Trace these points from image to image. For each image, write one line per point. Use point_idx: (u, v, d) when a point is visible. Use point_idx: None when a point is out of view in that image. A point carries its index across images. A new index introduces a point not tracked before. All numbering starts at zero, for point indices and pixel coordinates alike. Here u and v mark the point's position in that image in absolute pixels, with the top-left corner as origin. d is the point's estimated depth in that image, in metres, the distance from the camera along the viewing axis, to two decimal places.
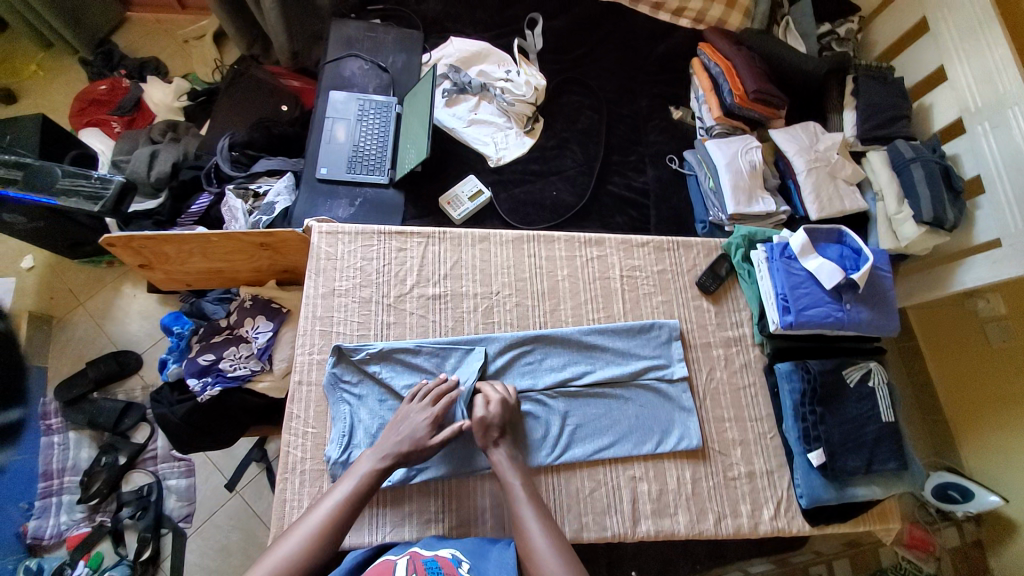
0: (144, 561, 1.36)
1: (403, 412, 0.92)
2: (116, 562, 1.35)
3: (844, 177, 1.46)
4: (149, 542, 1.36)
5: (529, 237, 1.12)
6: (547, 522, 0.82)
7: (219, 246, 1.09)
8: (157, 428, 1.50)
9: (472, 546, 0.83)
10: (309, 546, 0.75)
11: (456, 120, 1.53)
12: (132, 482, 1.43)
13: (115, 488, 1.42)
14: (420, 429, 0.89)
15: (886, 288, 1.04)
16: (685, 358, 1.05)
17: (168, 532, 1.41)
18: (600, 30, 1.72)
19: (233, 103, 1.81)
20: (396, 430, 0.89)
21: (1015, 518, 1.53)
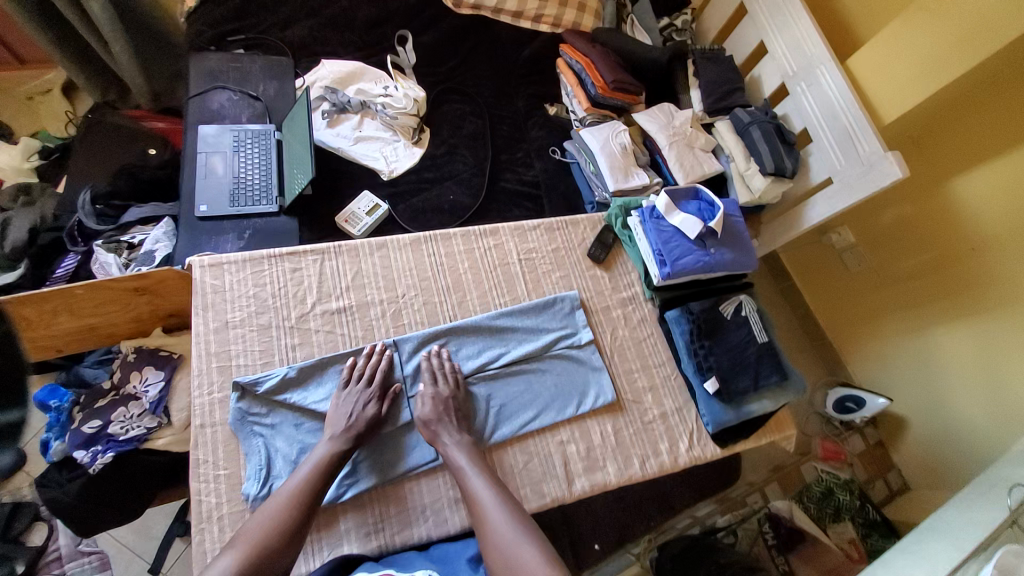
0: None
1: (341, 396, 0.94)
2: None
3: (699, 146, 1.67)
4: None
5: (426, 237, 1.15)
6: (490, 478, 0.89)
7: (87, 300, 1.00)
8: (58, 525, 1.30)
9: (442, 555, 0.88)
10: (279, 519, 0.80)
11: (341, 139, 1.54)
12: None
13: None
14: (365, 409, 0.93)
15: (740, 231, 1.20)
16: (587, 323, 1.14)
17: None
18: (468, 41, 1.81)
19: (90, 153, 1.68)
20: (338, 415, 0.92)
21: (906, 415, 1.80)
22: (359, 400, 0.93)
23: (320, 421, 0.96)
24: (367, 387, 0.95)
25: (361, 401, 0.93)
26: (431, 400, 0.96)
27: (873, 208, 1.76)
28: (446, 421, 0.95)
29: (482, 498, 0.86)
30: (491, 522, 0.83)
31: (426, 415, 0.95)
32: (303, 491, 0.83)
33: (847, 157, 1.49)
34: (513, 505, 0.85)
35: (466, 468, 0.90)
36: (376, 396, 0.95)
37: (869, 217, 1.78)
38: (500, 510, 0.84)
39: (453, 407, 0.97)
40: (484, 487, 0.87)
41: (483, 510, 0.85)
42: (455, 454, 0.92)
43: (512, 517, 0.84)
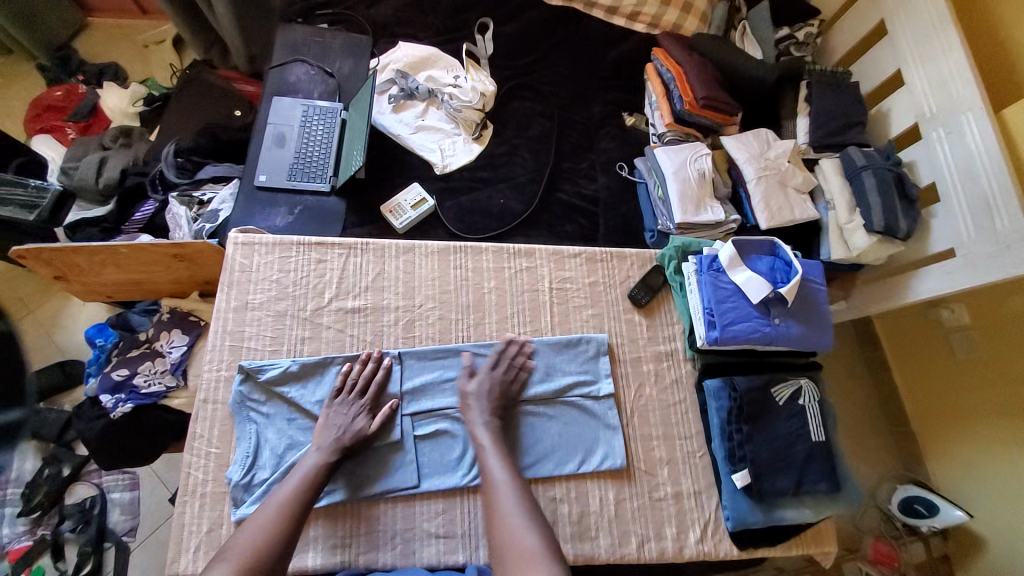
0: None
1: (333, 407, 0.92)
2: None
3: (794, 185, 1.44)
4: (90, 556, 1.32)
5: (455, 248, 1.09)
6: (503, 454, 0.89)
7: (132, 259, 1.07)
8: None
9: None
10: (266, 531, 0.77)
11: (402, 126, 1.51)
12: (75, 497, 1.39)
13: (58, 501, 1.38)
14: (354, 423, 0.90)
15: (820, 302, 1.00)
16: (611, 375, 1.02)
17: (111, 546, 1.36)
18: (553, 35, 1.68)
19: (184, 110, 1.80)
20: (328, 429, 0.90)
21: (982, 534, 1.49)
22: (347, 413, 0.91)
23: (313, 422, 0.94)
24: (357, 399, 0.93)
25: (354, 414, 0.91)
26: (471, 385, 0.95)
27: (999, 293, 1.43)
28: (484, 400, 0.94)
29: (494, 475, 0.86)
30: (501, 501, 0.83)
31: (469, 390, 0.95)
32: (291, 501, 0.81)
33: (981, 230, 1.21)
34: (520, 489, 0.84)
35: (484, 441, 0.90)
36: (365, 408, 0.92)
37: (996, 301, 1.44)
38: (510, 492, 0.84)
39: (497, 395, 0.95)
40: (496, 464, 0.88)
41: (494, 487, 0.85)
42: (477, 420, 0.93)
43: (519, 502, 0.83)
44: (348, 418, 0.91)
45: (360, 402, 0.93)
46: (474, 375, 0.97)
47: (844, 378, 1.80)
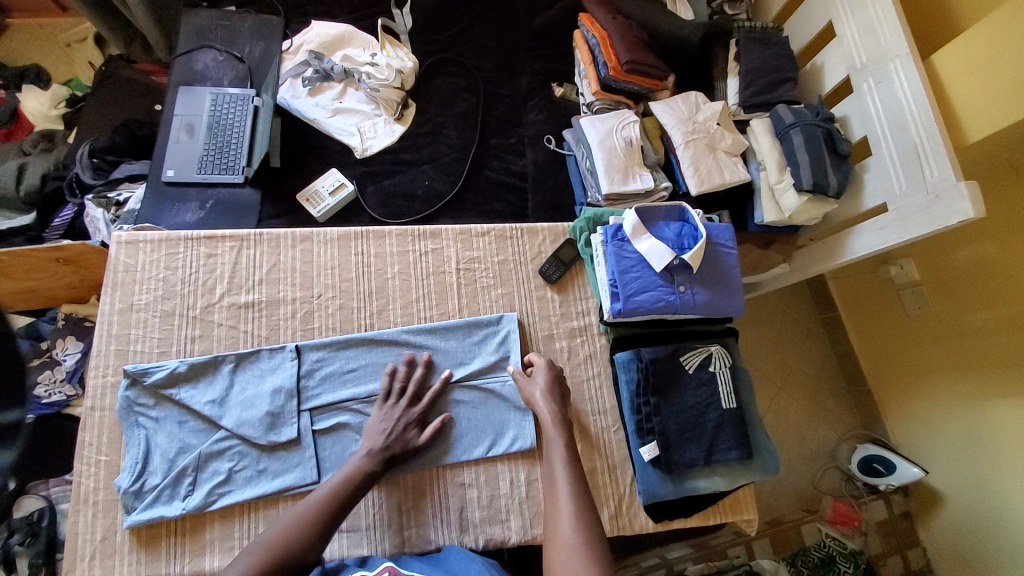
0: None
1: (386, 408, 0.90)
2: None
3: (724, 148, 1.40)
4: None
5: (357, 233, 1.05)
6: (573, 469, 0.83)
7: (16, 266, 1.05)
8: None
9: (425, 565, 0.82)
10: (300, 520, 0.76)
11: (319, 110, 1.45)
12: (22, 510, 1.06)
13: None
14: (403, 429, 0.88)
15: (728, 266, 0.98)
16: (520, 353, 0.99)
17: None
18: (477, 5, 1.61)
19: (102, 107, 1.71)
20: (381, 427, 0.88)
21: (941, 489, 1.48)
22: (397, 416, 0.89)
23: (206, 422, 0.90)
24: (400, 402, 0.91)
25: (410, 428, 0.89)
26: (533, 393, 0.92)
27: (948, 245, 1.40)
28: (553, 395, 0.92)
29: (558, 486, 0.81)
30: (561, 518, 0.77)
31: (531, 390, 0.93)
32: (333, 494, 0.80)
33: (911, 181, 1.17)
34: (585, 502, 0.79)
35: (557, 436, 0.87)
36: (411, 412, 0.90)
37: (941, 254, 1.42)
38: (569, 506, 0.78)
39: (560, 387, 0.94)
40: (564, 477, 0.82)
41: (556, 499, 0.80)
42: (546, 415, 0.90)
43: (577, 520, 0.76)
44: (401, 416, 0.89)
45: (402, 402, 0.91)
46: (530, 378, 0.95)
47: (800, 341, 1.78)
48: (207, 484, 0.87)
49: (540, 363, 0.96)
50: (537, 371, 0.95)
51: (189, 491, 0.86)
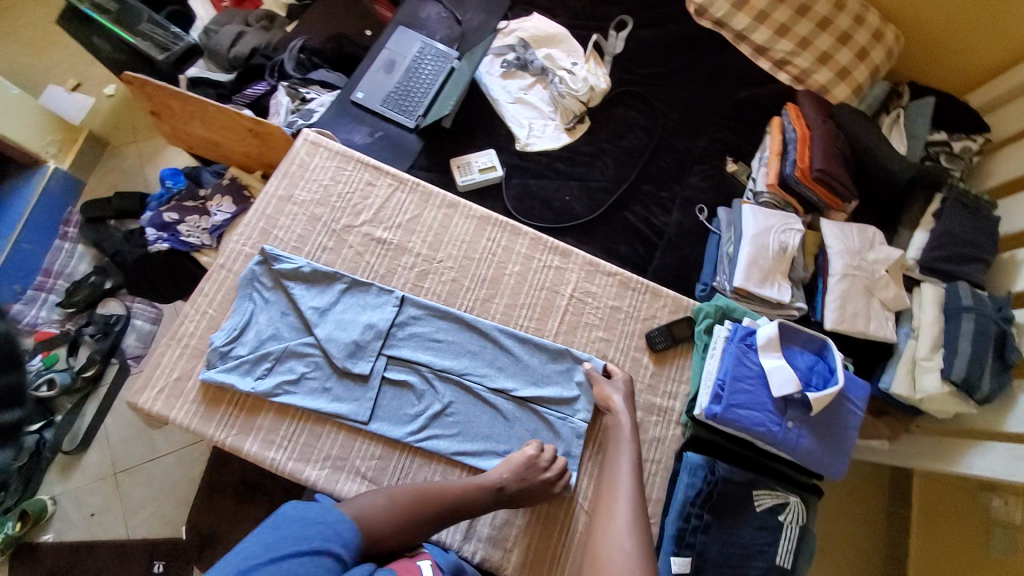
0: (88, 375, 1.67)
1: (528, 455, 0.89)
2: (64, 367, 1.66)
3: (878, 298, 1.28)
4: (98, 363, 1.68)
5: (496, 220, 1.07)
6: (637, 478, 0.86)
7: (216, 121, 1.12)
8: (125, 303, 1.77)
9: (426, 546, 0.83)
10: (396, 502, 0.79)
11: (504, 93, 1.52)
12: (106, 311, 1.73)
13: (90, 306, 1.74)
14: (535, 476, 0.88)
15: (846, 425, 0.90)
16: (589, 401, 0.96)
17: (116, 363, 1.73)
18: (688, 55, 1.59)
19: (324, 12, 1.89)
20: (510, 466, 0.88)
21: None
22: (534, 466, 0.88)
23: (302, 324, 0.96)
24: (544, 462, 0.90)
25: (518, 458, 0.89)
26: (608, 397, 0.94)
27: None
28: (628, 400, 0.94)
29: (620, 484, 0.85)
30: (617, 511, 0.82)
31: (608, 395, 0.94)
32: (455, 495, 0.84)
33: None
34: (640, 521, 0.81)
35: (629, 440, 0.90)
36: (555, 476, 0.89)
37: None
38: (627, 505, 0.82)
39: (634, 400, 0.95)
40: (627, 478, 0.86)
41: (615, 495, 0.84)
42: (621, 419, 0.92)
43: (635, 531, 0.79)
44: (531, 457, 0.89)
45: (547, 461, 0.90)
46: (609, 383, 0.96)
47: (855, 521, 1.54)
48: (279, 377, 0.92)
49: (620, 377, 0.96)
50: (616, 381, 0.96)
51: (262, 375, 0.92)
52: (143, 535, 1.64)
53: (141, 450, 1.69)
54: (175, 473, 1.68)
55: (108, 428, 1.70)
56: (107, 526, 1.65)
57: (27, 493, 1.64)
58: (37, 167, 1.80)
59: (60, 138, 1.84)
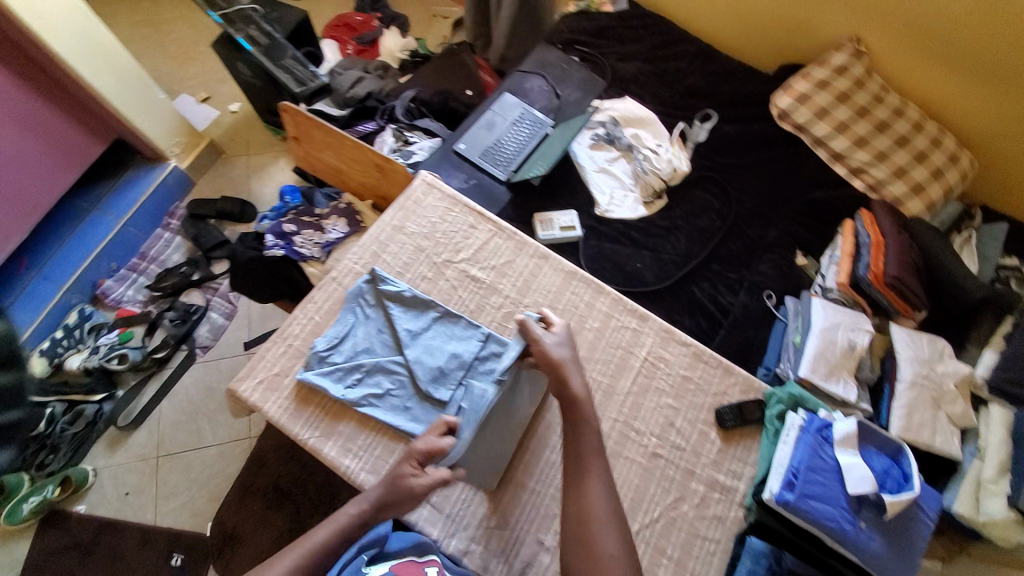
0: (158, 356, 1.78)
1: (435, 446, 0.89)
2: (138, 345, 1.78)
3: (946, 413, 1.26)
4: (169, 347, 1.79)
5: (582, 277, 1.14)
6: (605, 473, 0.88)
7: (350, 153, 1.27)
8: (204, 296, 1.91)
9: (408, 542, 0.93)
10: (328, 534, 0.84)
11: (590, 162, 1.64)
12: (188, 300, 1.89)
13: (176, 293, 1.88)
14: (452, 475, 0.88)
15: (917, 537, 0.89)
16: (519, 348, 0.97)
17: (184, 350, 1.84)
18: (765, 151, 1.68)
19: (434, 71, 2.14)
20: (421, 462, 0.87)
21: None
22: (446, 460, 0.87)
23: (394, 343, 1.04)
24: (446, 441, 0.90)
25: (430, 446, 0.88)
26: (548, 348, 0.95)
27: None
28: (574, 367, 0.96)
29: (584, 469, 0.87)
30: (591, 494, 0.85)
31: (554, 350, 0.96)
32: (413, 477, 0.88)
33: None
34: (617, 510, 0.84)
35: (594, 432, 0.90)
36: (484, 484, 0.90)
37: None
38: (601, 485, 0.86)
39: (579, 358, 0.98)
40: (595, 467, 0.88)
41: (585, 480, 0.86)
42: (580, 387, 0.93)
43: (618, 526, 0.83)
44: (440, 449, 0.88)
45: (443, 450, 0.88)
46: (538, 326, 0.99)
47: None
48: (366, 389, 0.99)
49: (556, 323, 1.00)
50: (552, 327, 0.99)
51: (352, 384, 0.99)
52: (167, 526, 1.65)
53: (187, 437, 1.75)
54: (213, 464, 1.72)
55: (162, 410, 1.77)
56: (137, 508, 1.67)
57: (72, 460, 1.69)
58: (160, 162, 1.99)
59: (186, 142, 2.04)
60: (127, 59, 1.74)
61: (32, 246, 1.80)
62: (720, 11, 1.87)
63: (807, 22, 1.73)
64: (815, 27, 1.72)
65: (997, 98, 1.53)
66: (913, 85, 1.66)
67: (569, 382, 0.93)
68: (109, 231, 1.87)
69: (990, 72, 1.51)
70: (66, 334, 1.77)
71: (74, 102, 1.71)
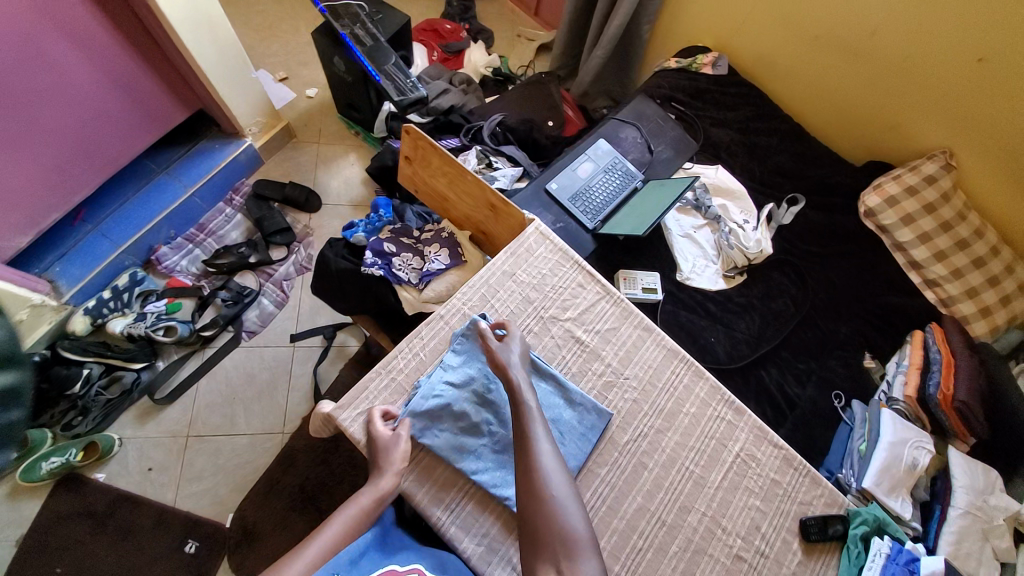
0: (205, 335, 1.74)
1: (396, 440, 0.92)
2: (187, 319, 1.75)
3: (999, 548, 1.27)
4: (217, 327, 1.75)
5: (684, 357, 1.13)
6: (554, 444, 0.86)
7: (466, 186, 1.25)
8: (257, 280, 1.87)
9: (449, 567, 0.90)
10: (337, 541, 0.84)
11: (676, 226, 1.63)
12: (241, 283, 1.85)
13: (232, 274, 1.85)
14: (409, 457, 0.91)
15: None
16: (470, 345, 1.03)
17: (230, 332, 1.79)
18: (847, 245, 1.69)
19: (521, 97, 2.11)
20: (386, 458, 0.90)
21: None
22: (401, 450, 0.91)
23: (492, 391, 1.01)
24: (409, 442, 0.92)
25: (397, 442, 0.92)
26: (500, 348, 0.97)
27: None
28: (524, 359, 0.98)
29: (529, 441, 0.85)
30: (541, 461, 0.82)
31: (503, 346, 0.98)
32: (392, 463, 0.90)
33: None
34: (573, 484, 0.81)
35: (537, 416, 0.88)
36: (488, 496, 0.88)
37: None
38: (546, 450, 0.83)
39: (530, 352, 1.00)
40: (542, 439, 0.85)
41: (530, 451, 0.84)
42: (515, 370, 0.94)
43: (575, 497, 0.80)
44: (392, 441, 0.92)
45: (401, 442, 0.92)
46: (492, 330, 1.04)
47: None
48: (465, 441, 0.97)
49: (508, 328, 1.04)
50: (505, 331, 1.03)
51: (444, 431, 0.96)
52: (186, 510, 1.57)
53: (219, 422, 1.69)
54: (242, 455, 1.65)
55: (199, 389, 1.72)
56: (157, 487, 1.59)
57: (100, 426, 1.62)
58: (236, 138, 1.96)
59: (264, 121, 2.01)
60: (229, 29, 1.67)
61: (95, 198, 1.75)
62: (815, 98, 1.87)
63: (901, 124, 1.71)
64: (909, 132, 1.70)
65: None
66: (996, 209, 1.62)
67: (518, 375, 0.93)
68: (175, 199, 1.82)
69: None
70: (114, 295, 1.69)
71: (170, 67, 1.67)
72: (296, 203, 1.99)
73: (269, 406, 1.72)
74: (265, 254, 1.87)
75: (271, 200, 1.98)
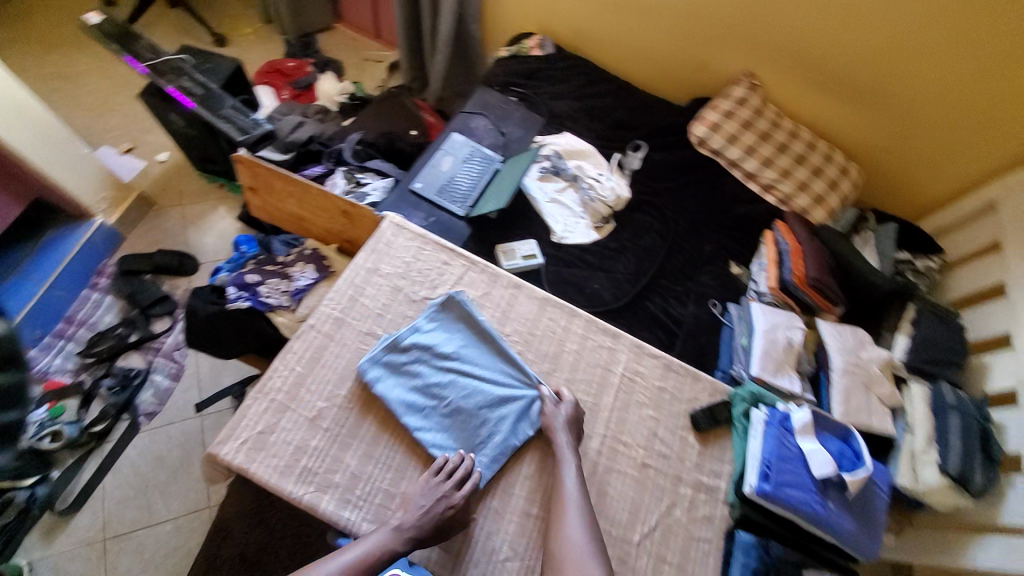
0: (96, 431, 1.60)
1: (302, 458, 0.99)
2: (72, 420, 1.59)
3: (879, 394, 1.46)
4: (108, 418, 1.62)
5: (554, 302, 1.24)
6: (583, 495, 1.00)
7: (315, 200, 1.33)
8: (142, 358, 1.75)
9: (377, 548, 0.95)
10: None
11: (541, 193, 1.73)
12: (126, 364, 1.73)
13: (113, 358, 1.72)
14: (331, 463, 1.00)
15: (876, 505, 1.05)
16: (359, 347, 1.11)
17: (127, 419, 1.66)
18: (695, 173, 1.86)
19: (377, 114, 2.13)
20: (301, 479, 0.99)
21: None
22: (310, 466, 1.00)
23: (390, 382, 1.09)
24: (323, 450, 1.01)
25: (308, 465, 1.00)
26: (553, 426, 1.07)
27: None
28: (570, 429, 1.07)
29: (567, 500, 0.99)
30: (569, 523, 0.96)
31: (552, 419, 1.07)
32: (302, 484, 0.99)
33: None
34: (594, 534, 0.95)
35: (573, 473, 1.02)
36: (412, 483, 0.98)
37: None
38: (576, 515, 0.96)
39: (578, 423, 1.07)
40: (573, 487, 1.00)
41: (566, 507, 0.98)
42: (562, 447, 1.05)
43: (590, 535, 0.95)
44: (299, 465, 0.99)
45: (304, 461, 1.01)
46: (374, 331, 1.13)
47: None
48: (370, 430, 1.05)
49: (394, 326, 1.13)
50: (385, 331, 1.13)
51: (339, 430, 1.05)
52: None
53: (136, 515, 1.54)
54: (169, 543, 1.52)
55: (106, 487, 1.57)
56: None
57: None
58: (86, 219, 1.84)
59: (114, 196, 1.90)
60: (42, 110, 1.61)
61: None
62: (635, 55, 2.06)
63: (705, 62, 1.94)
64: (714, 67, 1.94)
65: (864, 118, 1.79)
66: (797, 111, 1.90)
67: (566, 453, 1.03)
68: (30, 297, 1.68)
69: (853, 95, 1.76)
70: None
71: None
72: (171, 268, 1.88)
73: (189, 483, 1.60)
74: (150, 329, 1.77)
75: (142, 273, 1.87)
